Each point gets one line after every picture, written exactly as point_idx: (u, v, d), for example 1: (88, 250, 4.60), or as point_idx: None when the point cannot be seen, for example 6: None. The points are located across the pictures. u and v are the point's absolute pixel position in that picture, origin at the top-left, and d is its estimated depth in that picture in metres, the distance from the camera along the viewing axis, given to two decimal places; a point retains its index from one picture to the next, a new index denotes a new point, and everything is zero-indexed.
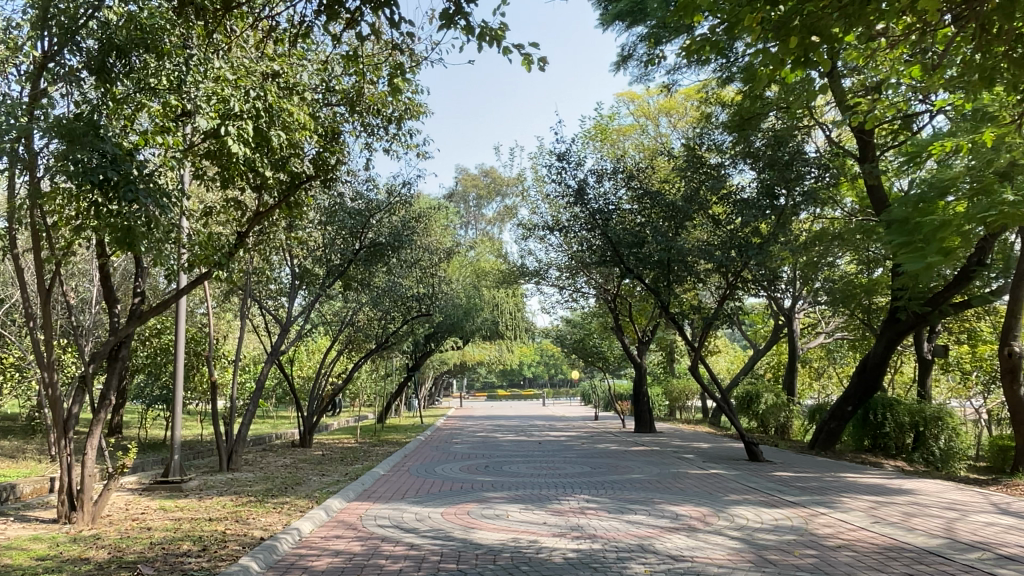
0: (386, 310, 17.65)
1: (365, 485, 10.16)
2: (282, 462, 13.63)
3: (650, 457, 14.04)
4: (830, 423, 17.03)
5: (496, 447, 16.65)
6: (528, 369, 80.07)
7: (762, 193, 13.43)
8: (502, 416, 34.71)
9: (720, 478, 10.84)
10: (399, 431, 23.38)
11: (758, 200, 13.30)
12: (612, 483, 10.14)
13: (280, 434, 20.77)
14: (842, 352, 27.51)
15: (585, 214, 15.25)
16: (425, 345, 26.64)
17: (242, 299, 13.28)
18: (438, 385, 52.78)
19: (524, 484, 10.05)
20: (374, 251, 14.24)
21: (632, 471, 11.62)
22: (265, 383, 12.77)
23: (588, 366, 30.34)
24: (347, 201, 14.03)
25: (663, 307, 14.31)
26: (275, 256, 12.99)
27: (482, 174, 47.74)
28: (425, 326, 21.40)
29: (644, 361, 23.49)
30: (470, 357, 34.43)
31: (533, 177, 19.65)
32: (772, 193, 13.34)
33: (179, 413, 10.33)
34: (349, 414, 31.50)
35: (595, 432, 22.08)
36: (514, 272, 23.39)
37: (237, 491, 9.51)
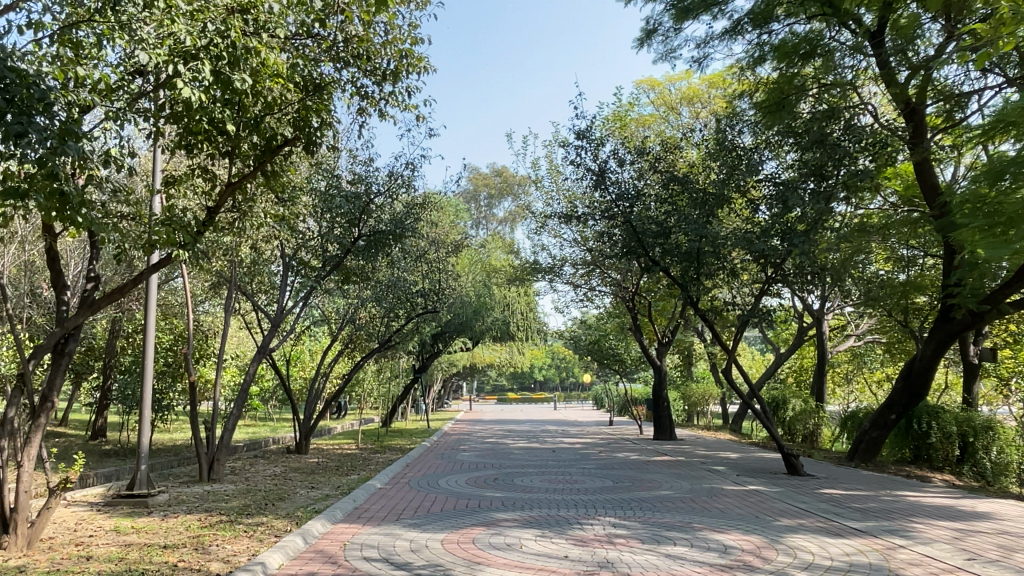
0: (389, 307, 16.41)
1: (357, 502, 8.84)
2: (271, 472, 12.43)
3: (677, 469, 12.72)
4: (871, 433, 15.43)
5: (507, 456, 15.32)
6: (539, 372, 78.80)
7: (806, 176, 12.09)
8: (512, 420, 33.44)
9: (762, 496, 9.52)
10: (404, 436, 22.16)
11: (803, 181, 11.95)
12: (640, 503, 8.83)
13: (278, 438, 19.61)
14: (874, 356, 26.07)
15: (607, 200, 13.92)
16: (433, 346, 25.46)
17: (228, 293, 12.08)
18: (447, 388, 51.83)
19: (538, 502, 8.76)
20: (374, 240, 12.98)
21: (660, 486, 10.33)
22: (252, 383, 11.54)
23: (602, 369, 29.07)
24: (345, 186, 12.77)
25: (692, 304, 12.92)
26: (264, 244, 11.79)
27: (493, 172, 46.57)
28: (432, 326, 20.18)
29: (664, 364, 22.13)
30: (480, 359, 33.22)
31: (548, 166, 18.42)
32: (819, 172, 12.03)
33: (147, 417, 9.10)
34: (354, 418, 30.38)
35: (612, 439, 20.77)
36: (527, 269, 22.15)
37: (209, 508, 8.33)
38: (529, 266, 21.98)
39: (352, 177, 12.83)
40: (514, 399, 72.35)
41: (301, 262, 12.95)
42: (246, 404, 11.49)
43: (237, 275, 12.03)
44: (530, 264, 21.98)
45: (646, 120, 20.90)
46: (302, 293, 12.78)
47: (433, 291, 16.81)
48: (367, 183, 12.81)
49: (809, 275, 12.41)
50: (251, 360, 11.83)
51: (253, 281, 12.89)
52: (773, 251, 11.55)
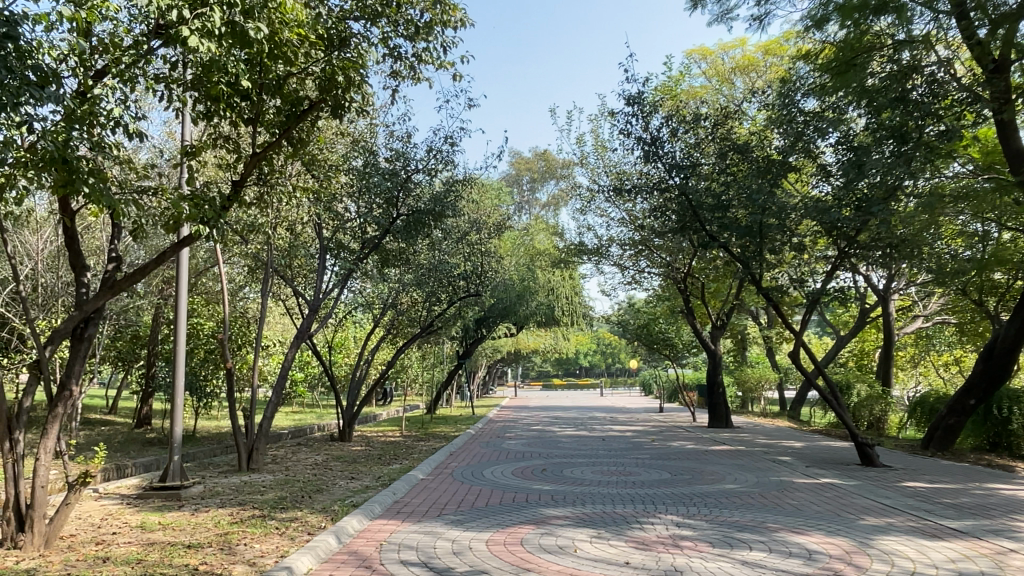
0: (431, 291, 15.87)
1: (397, 494, 8.30)
2: (313, 461, 12.03)
3: (739, 460, 11.85)
4: (947, 419, 14.18)
5: (555, 444, 14.65)
6: (585, 358, 77.92)
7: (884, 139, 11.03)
8: (559, 407, 32.78)
9: (840, 491, 8.63)
10: (449, 422, 21.71)
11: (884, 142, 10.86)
12: (704, 499, 8.07)
13: (323, 426, 19.34)
14: (944, 337, 24.54)
15: (660, 172, 13.03)
16: (477, 331, 24.94)
17: (265, 276, 11.64)
18: (493, 375, 51.56)
19: (592, 496, 8.07)
20: (414, 219, 12.41)
21: (723, 479, 9.53)
22: (289, 368, 11.10)
23: (652, 354, 28.13)
24: (381, 162, 12.17)
25: (754, 283, 11.99)
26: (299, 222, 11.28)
27: (535, 156, 45.73)
28: (476, 310, 19.59)
29: (718, 348, 21.12)
30: (526, 345, 32.60)
31: (594, 142, 17.59)
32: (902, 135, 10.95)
33: (179, 405, 8.70)
34: (400, 405, 30.13)
35: (664, 426, 19.94)
36: (572, 250, 21.36)
37: (242, 501, 7.90)
38: (574, 247, 21.20)
39: (388, 153, 12.22)
40: (559, 385, 71.79)
41: (338, 243, 12.49)
42: (284, 390, 11.06)
43: (274, 257, 11.60)
44: (575, 245, 21.21)
45: (697, 91, 19.85)
46: (340, 276, 12.31)
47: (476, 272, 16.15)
48: (406, 159, 12.20)
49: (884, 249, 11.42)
50: (289, 345, 11.38)
51: (289, 262, 12.42)
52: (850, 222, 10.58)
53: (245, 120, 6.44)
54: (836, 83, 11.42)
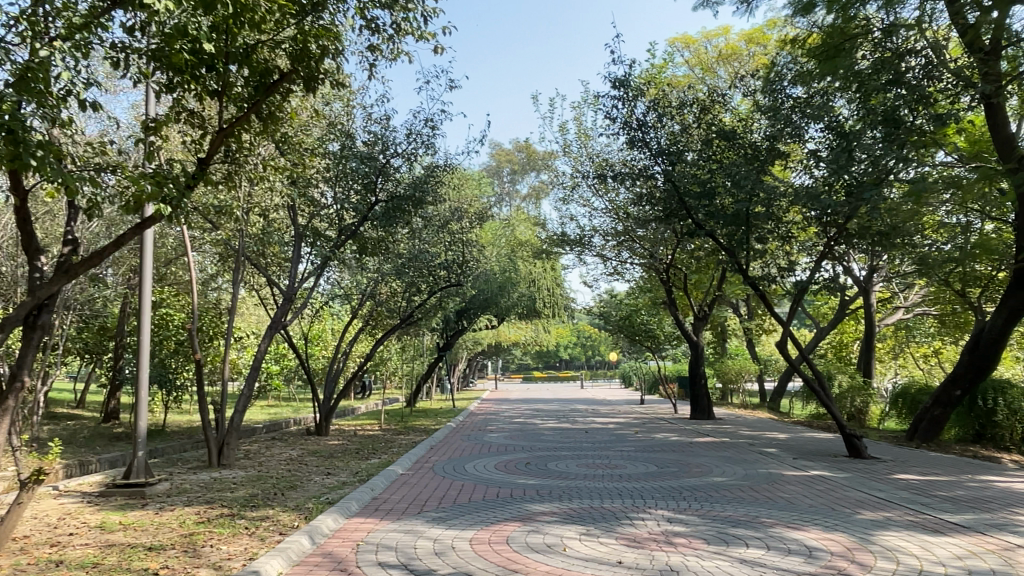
0: (411, 281, 15.48)
1: (375, 491, 7.93)
2: (287, 455, 11.64)
3: (725, 452, 11.64)
4: (932, 409, 14.13)
5: (537, 437, 14.35)
6: (565, 352, 77.81)
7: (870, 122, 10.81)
8: (540, 400, 32.52)
9: (831, 484, 8.42)
10: (428, 416, 21.34)
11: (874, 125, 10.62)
12: (694, 492, 7.81)
13: (299, 419, 18.89)
14: (924, 329, 24.66)
15: (646, 159, 12.72)
16: (457, 323, 24.58)
17: (237, 263, 11.19)
18: (472, 367, 51.27)
19: (579, 491, 7.77)
20: (393, 206, 12.03)
21: (712, 472, 9.29)
22: (262, 359, 10.68)
23: (634, 346, 27.97)
24: (358, 146, 11.75)
25: (741, 271, 11.73)
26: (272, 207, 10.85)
27: (516, 148, 45.35)
28: (456, 301, 19.23)
29: (701, 340, 20.96)
30: (506, 337, 32.28)
31: (577, 129, 17.27)
32: (892, 119, 10.77)
33: (144, 398, 8.25)
34: (379, 398, 29.69)
35: (647, 418, 19.76)
36: (554, 240, 21.05)
37: (211, 498, 7.48)
38: (556, 237, 20.89)
39: (366, 137, 11.82)
40: (539, 379, 71.65)
41: (313, 230, 12.06)
42: (256, 382, 10.63)
43: (245, 244, 11.13)
44: (557, 236, 20.90)
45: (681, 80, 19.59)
46: (317, 264, 11.88)
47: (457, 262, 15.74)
48: (385, 143, 11.80)
49: (873, 236, 11.26)
50: (262, 336, 10.93)
51: (262, 250, 11.95)
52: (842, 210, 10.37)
53: (210, 92, 6.05)
54: (824, 68, 11.21)
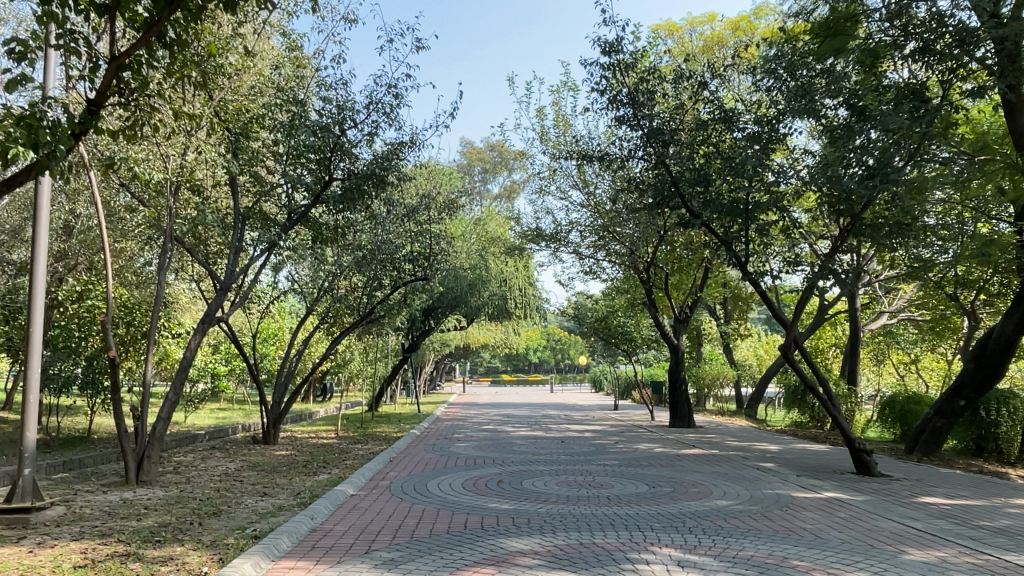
0: (372, 275, 14.05)
1: (317, 519, 6.54)
2: (224, 470, 10.14)
3: (719, 467, 10.45)
4: (934, 421, 13.11)
5: (509, 448, 13.01)
6: (534, 355, 76.54)
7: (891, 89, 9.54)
8: (509, 404, 31.21)
9: (854, 510, 7.26)
10: (391, 421, 19.90)
11: (899, 97, 9.32)
12: (700, 522, 6.57)
13: (248, 425, 17.31)
14: (907, 335, 24.00)
15: (636, 140, 11.47)
16: (424, 322, 23.19)
17: (165, 247, 9.64)
18: (438, 371, 49.78)
19: (563, 520, 6.48)
20: (351, 184, 10.69)
21: (712, 493, 8.07)
22: (192, 359, 9.22)
23: (609, 349, 26.83)
24: (311, 113, 10.31)
25: (740, 267, 10.50)
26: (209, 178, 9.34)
27: (488, 147, 44.34)
28: (423, 298, 17.83)
29: (682, 343, 19.82)
30: (475, 339, 30.91)
31: (557, 116, 16.05)
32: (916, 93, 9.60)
33: (33, 405, 6.68)
34: (339, 401, 28.09)
35: (624, 426, 18.59)
36: (528, 235, 19.77)
37: (107, 530, 6.01)
38: (530, 233, 19.63)
39: (321, 106, 10.38)
40: (508, 382, 70.33)
41: (260, 212, 10.61)
42: (184, 386, 9.14)
43: (176, 225, 9.61)
44: (531, 231, 19.63)
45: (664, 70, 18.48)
46: (260, 250, 10.40)
47: (424, 255, 14.35)
48: (344, 112, 10.35)
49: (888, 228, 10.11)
50: (193, 332, 9.42)
51: (201, 233, 10.45)
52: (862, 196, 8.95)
53: (99, 6, 4.72)
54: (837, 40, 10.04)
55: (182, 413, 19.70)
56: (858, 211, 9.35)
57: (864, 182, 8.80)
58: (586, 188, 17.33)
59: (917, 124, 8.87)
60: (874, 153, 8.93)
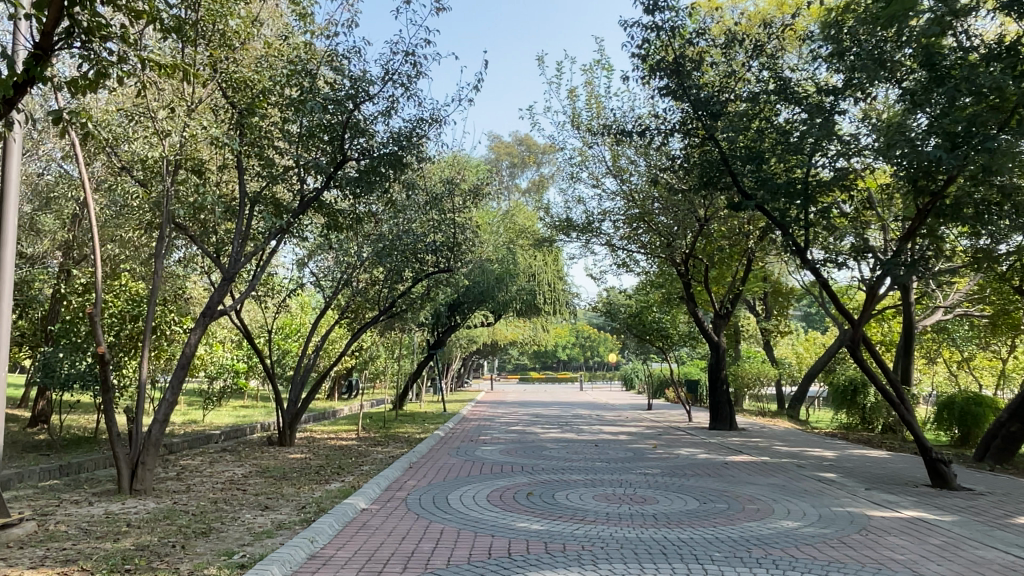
0: (394, 268, 13.17)
1: (319, 543, 5.64)
2: (229, 477, 9.34)
3: (774, 478, 9.36)
4: (1009, 425, 11.50)
5: (539, 452, 12.04)
6: (564, 353, 75.31)
7: (976, 46, 8.31)
8: (539, 403, 30.15)
9: (949, 536, 6.16)
10: (415, 421, 19.01)
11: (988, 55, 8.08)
12: (768, 552, 5.53)
13: (266, 424, 16.60)
14: (963, 332, 22.43)
15: (680, 114, 10.38)
16: (450, 318, 22.30)
17: (163, 233, 8.83)
18: (465, 368, 49.04)
19: (606, 549, 5.48)
20: (368, 166, 9.78)
21: (776, 512, 7.01)
22: (193, 355, 8.44)
23: (643, 346, 25.68)
24: (323, 86, 9.42)
25: (798, 253, 9.38)
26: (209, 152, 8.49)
27: (516, 141, 43.45)
28: (448, 292, 16.90)
29: (723, 340, 18.61)
30: (504, 335, 29.93)
31: (589, 96, 15.01)
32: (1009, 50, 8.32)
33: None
34: (364, 398, 27.39)
35: (661, 428, 17.51)
36: (558, 226, 18.74)
37: (72, 556, 5.17)
38: (559, 224, 18.59)
39: (333, 78, 9.47)
40: (537, 379, 69.24)
41: (270, 197, 9.77)
42: (183, 385, 8.37)
43: (175, 209, 8.80)
44: (561, 221, 18.56)
45: None
46: (269, 236, 9.57)
47: (447, 245, 13.34)
48: (359, 85, 9.43)
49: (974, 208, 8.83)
50: (194, 325, 8.62)
51: (205, 219, 9.65)
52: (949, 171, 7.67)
53: None
54: None
55: (201, 411, 19.10)
56: (939, 191, 8.09)
57: (951, 153, 7.53)
58: (619, 175, 16.26)
59: (1013, 85, 7.66)
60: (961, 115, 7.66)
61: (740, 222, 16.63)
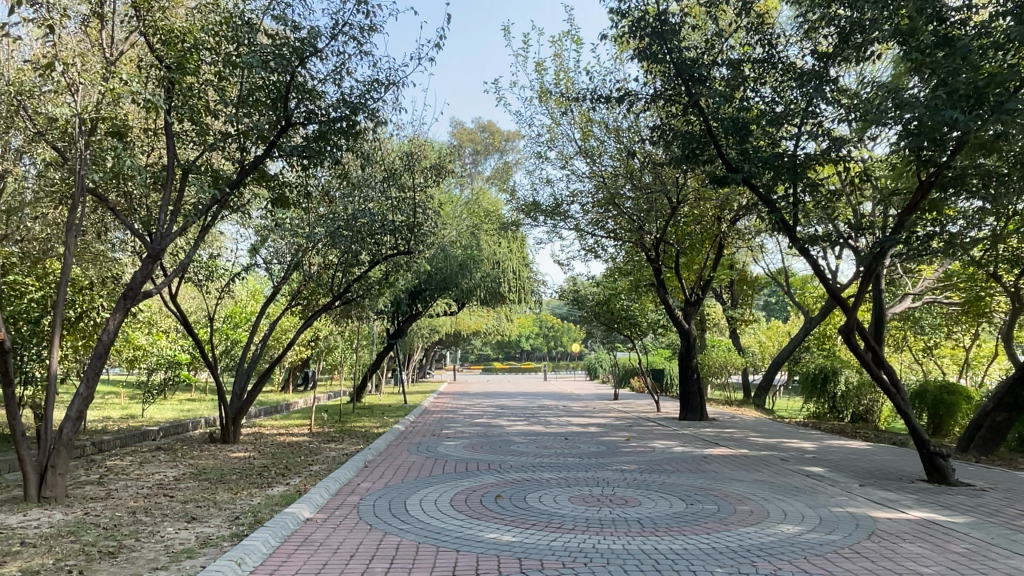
0: (348, 251, 12.19)
1: (248, 566, 4.69)
2: (159, 480, 8.31)
3: (759, 474, 8.70)
4: (994, 415, 11.05)
5: (506, 447, 11.22)
6: (527, 343, 74.65)
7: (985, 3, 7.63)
8: (503, 394, 29.39)
9: (968, 541, 5.51)
10: (373, 414, 18.03)
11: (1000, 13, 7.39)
12: (778, 567, 4.77)
13: (211, 419, 15.46)
14: (930, 320, 22.29)
15: (661, 82, 9.58)
16: (410, 306, 21.31)
17: (79, 203, 7.72)
18: (428, 358, 48.01)
19: (592, 568, 4.66)
20: (318, 134, 8.78)
21: (772, 515, 6.31)
22: (111, 343, 7.39)
23: (610, 335, 25.05)
24: (265, 40, 8.35)
25: (788, 232, 8.67)
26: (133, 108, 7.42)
27: (478, 128, 42.43)
28: (408, 277, 15.96)
29: (694, 328, 18.02)
30: (466, 324, 29.04)
31: (559, 69, 14.19)
32: None
33: None
34: (320, 390, 26.24)
35: (632, 419, 16.83)
36: (524, 208, 17.90)
37: None
38: (525, 207, 17.73)
39: (276, 33, 8.42)
40: (499, 369, 68.48)
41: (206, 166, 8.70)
42: (99, 376, 7.30)
43: (91, 175, 7.69)
44: (527, 204, 17.73)
45: None
46: (203, 209, 8.51)
47: (407, 225, 12.39)
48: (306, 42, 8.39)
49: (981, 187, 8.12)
50: (115, 308, 7.56)
51: (130, 189, 8.54)
52: (959, 137, 6.95)
53: None
54: None
55: (141, 405, 17.83)
56: (947, 160, 7.34)
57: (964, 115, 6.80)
58: (589, 155, 15.47)
59: None
60: (973, 72, 6.95)
61: (713, 206, 15.99)
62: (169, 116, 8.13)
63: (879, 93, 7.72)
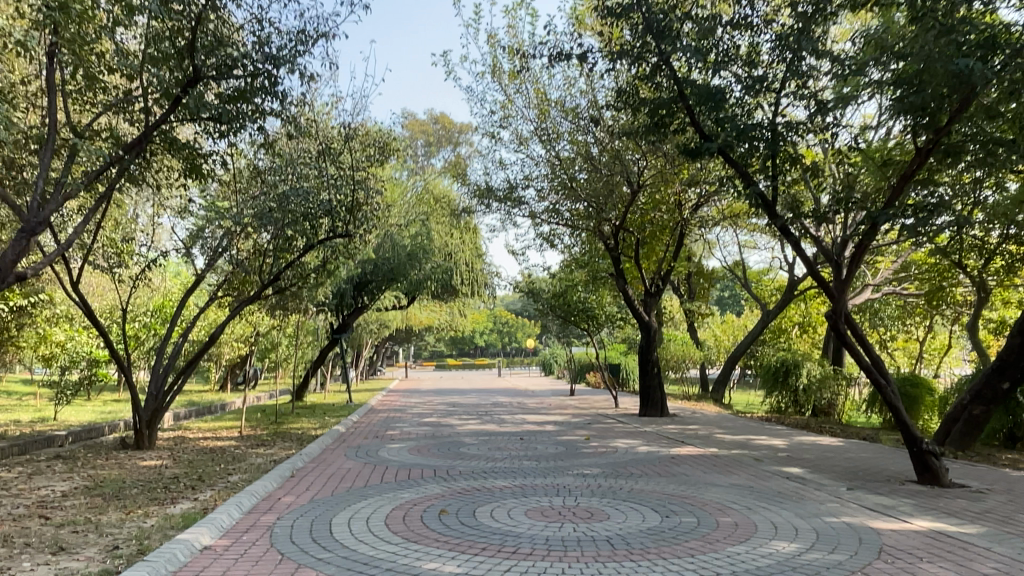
0: (278, 234, 10.94)
1: None
2: (41, 497, 7.03)
3: (735, 477, 7.85)
4: (972, 408, 10.39)
5: (455, 449, 10.16)
6: (481, 339, 73.52)
7: None
8: (455, 392, 28.27)
9: (991, 559, 4.70)
10: (313, 414, 16.78)
11: None
12: None
13: (130, 422, 14.00)
14: (889, 312, 22.01)
15: (626, 43, 8.63)
16: (356, 299, 20.03)
17: None
18: (378, 355, 46.55)
19: None
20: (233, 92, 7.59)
21: (761, 529, 5.42)
22: None
23: (567, 329, 24.18)
24: None
25: (767, 207, 7.82)
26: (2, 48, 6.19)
27: (431, 119, 41.18)
28: (350, 266, 14.74)
29: (655, 320, 17.21)
30: (417, 320, 27.83)
31: (512, 40, 13.17)
32: None
33: None
34: (261, 389, 24.71)
35: (589, 416, 15.95)
36: (476, 194, 16.85)
37: None
38: (477, 192, 16.67)
39: None
40: (452, 367, 67.15)
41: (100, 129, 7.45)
42: None
43: None
44: (479, 189, 16.68)
45: None
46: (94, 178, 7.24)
47: (345, 206, 11.12)
48: None
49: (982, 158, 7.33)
50: None
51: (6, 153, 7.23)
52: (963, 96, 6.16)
53: None
54: None
55: (55, 407, 16.21)
56: (947, 122, 6.51)
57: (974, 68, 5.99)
58: (545, 135, 14.51)
59: None
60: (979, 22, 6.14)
61: (674, 192, 15.20)
62: (53, 64, 6.86)
63: (872, 49, 6.90)
